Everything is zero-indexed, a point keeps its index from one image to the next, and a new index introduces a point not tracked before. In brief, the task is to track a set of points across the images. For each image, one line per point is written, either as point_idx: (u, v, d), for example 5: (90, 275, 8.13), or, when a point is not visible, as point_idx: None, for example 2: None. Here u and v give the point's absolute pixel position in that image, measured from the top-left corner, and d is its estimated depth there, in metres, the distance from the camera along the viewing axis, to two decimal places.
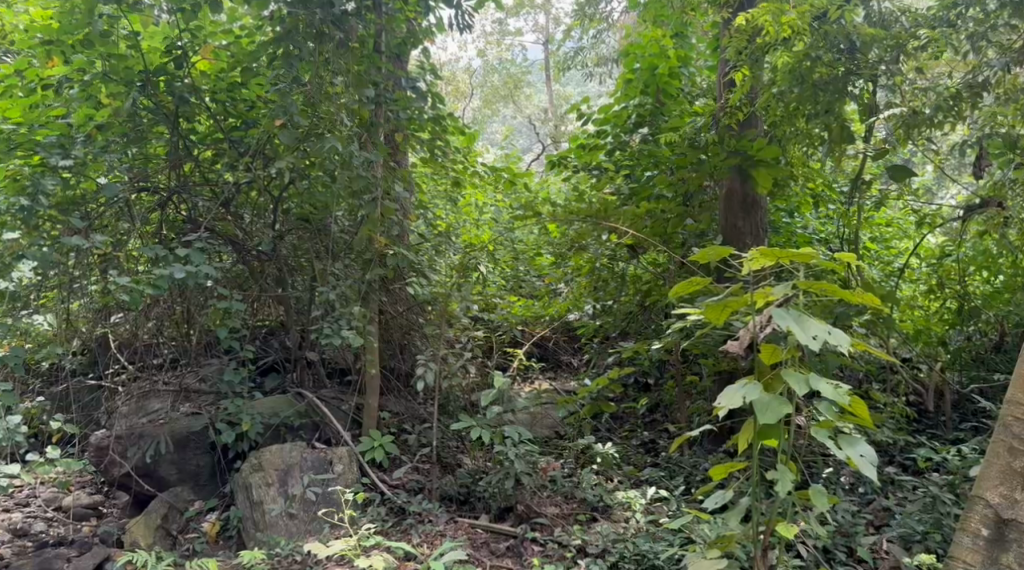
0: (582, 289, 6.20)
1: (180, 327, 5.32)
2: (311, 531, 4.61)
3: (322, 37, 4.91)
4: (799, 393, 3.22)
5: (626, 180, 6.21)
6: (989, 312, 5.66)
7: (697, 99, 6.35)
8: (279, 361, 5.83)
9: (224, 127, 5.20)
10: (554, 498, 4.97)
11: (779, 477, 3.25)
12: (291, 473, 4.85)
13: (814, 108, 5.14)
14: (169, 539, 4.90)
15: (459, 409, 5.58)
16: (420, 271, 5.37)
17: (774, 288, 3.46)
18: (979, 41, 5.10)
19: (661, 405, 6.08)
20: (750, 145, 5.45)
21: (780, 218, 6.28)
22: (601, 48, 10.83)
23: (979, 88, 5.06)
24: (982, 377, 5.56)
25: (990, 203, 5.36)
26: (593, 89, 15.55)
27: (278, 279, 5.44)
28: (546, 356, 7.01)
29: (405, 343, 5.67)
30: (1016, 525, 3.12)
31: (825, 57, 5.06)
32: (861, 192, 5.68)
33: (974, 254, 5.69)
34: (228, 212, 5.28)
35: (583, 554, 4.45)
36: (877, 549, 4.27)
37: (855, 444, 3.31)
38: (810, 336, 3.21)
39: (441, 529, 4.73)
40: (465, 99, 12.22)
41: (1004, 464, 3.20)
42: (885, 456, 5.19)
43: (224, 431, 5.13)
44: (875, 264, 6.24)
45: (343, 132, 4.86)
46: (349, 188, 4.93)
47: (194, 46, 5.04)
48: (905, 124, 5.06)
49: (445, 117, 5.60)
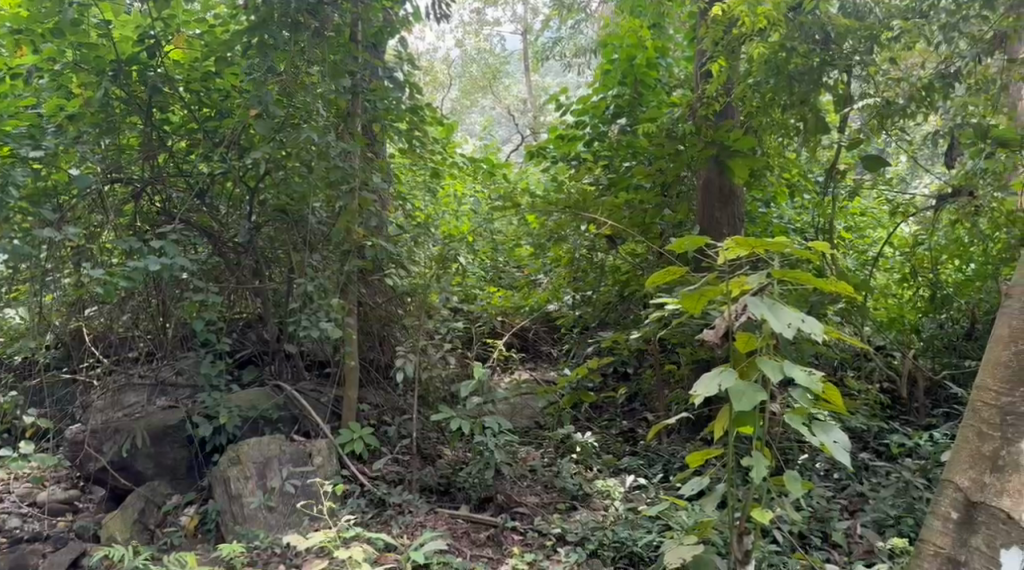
0: (562, 280, 6.22)
1: (156, 321, 5.28)
2: (290, 524, 4.62)
3: (299, 26, 4.91)
4: (773, 380, 3.24)
5: (605, 171, 6.15)
6: (960, 300, 5.71)
7: (675, 89, 6.38)
8: (257, 353, 5.77)
9: (199, 117, 5.16)
10: (534, 487, 5.06)
11: (754, 462, 3.28)
12: (269, 466, 4.81)
13: (789, 98, 5.26)
14: (147, 533, 4.90)
15: (440, 400, 5.54)
16: (400, 263, 5.38)
17: (749, 277, 3.47)
18: (952, 32, 5.12)
19: (640, 394, 6.14)
20: (727, 135, 5.48)
21: (756, 208, 6.30)
22: (579, 37, 10.87)
23: (951, 78, 5.18)
24: (953, 363, 5.64)
25: (961, 192, 5.36)
26: (572, 80, 15.57)
27: (254, 270, 5.39)
28: (526, 346, 7.04)
29: (385, 335, 5.67)
30: (986, 508, 3.14)
31: (801, 48, 5.13)
32: (836, 182, 5.82)
33: (947, 243, 5.68)
34: (203, 205, 5.25)
35: (563, 542, 4.49)
36: (852, 533, 4.33)
37: (829, 430, 3.33)
38: (784, 324, 3.22)
39: (420, 519, 4.76)
40: (443, 89, 12.23)
41: (974, 448, 3.25)
42: (860, 442, 5.25)
43: (202, 425, 5.12)
44: (851, 253, 6.30)
45: (320, 122, 4.87)
46: (326, 179, 4.91)
47: (167, 35, 5.01)
48: (879, 114, 5.21)
49: (424, 107, 5.58)
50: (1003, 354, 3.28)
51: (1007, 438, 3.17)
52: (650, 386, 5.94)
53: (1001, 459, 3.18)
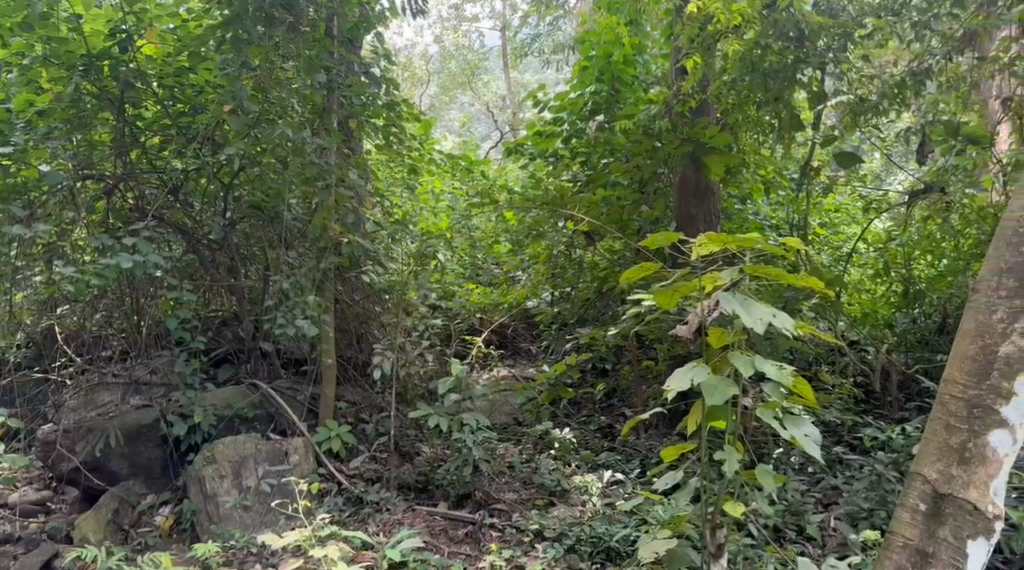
0: (541, 276, 6.24)
1: (129, 319, 5.22)
2: (267, 523, 4.61)
3: (272, 20, 4.87)
4: (745, 374, 3.27)
5: (583, 167, 6.20)
6: (933, 295, 5.64)
7: (652, 86, 6.40)
8: (232, 352, 5.70)
9: (172, 113, 5.11)
10: (512, 484, 5.03)
11: (726, 457, 3.31)
12: (245, 465, 4.79)
13: (764, 95, 5.31)
14: (121, 533, 4.87)
15: (418, 397, 5.55)
16: (377, 260, 5.36)
17: (722, 272, 3.49)
18: (923, 30, 5.21)
19: (618, 390, 6.15)
20: (703, 132, 5.49)
21: (732, 205, 6.32)
22: (558, 34, 10.87)
23: (923, 76, 5.25)
24: (926, 357, 5.62)
25: (932, 188, 5.49)
26: (550, 76, 15.57)
27: (230, 268, 5.37)
28: (505, 342, 7.05)
29: (363, 333, 5.65)
30: (954, 499, 3.20)
31: (775, 45, 5.17)
32: (810, 179, 5.89)
33: (919, 239, 5.73)
34: (177, 201, 5.18)
35: (541, 538, 4.51)
36: (826, 526, 4.38)
37: (800, 424, 3.37)
38: (756, 319, 3.25)
39: (399, 517, 4.76)
40: (423, 85, 12.21)
41: (941, 441, 3.29)
42: (834, 436, 5.31)
43: (177, 424, 5.10)
44: (825, 249, 6.35)
45: (295, 118, 4.85)
46: (302, 175, 4.92)
47: (139, 30, 4.93)
48: (852, 111, 5.24)
49: (400, 103, 5.57)
50: (969, 347, 3.33)
51: (974, 431, 3.23)
52: (629, 381, 5.97)
53: (968, 451, 3.23)
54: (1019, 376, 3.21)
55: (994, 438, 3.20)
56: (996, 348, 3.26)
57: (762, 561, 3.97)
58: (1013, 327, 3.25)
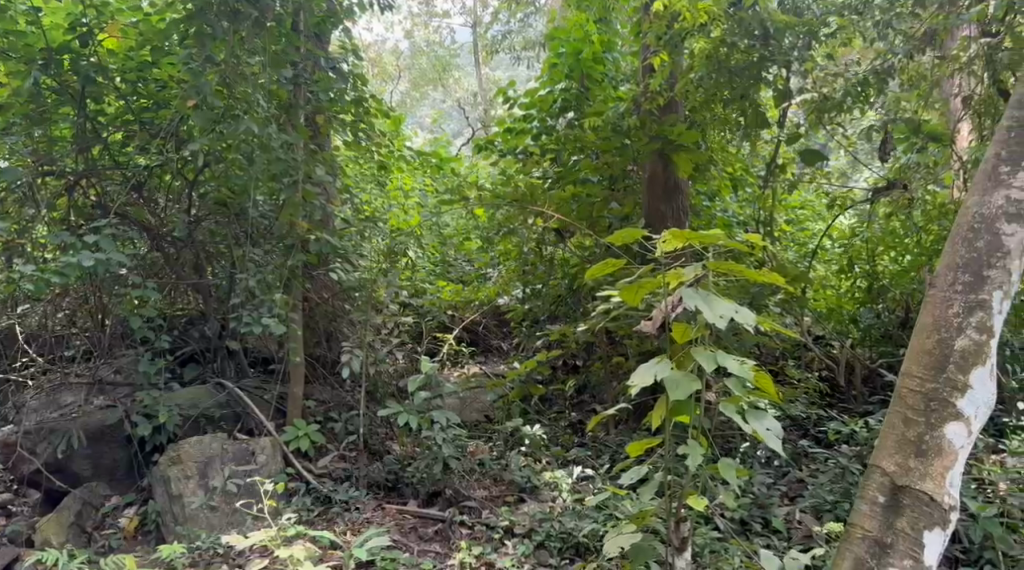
0: (511, 274, 6.26)
1: (94, 317, 5.23)
2: (234, 524, 4.57)
3: (237, 15, 4.73)
4: (708, 369, 3.30)
5: (552, 164, 6.23)
6: (896, 290, 5.71)
7: (621, 84, 6.43)
8: (199, 351, 5.62)
9: (134, 108, 5.06)
10: (482, 481, 5.07)
11: (690, 451, 3.34)
12: (211, 465, 4.74)
13: (731, 92, 5.37)
14: (84, 536, 4.76)
15: (388, 395, 5.53)
16: (345, 256, 5.33)
17: (685, 269, 3.51)
18: (885, 29, 5.26)
19: (589, 386, 6.15)
20: (671, 130, 5.52)
21: (700, 201, 6.26)
22: (529, 30, 10.86)
23: (885, 74, 5.27)
24: (891, 352, 5.75)
25: (894, 185, 5.63)
26: (521, 72, 15.57)
27: (194, 266, 5.33)
28: (476, 339, 7.06)
29: (332, 331, 5.62)
30: (911, 491, 3.26)
31: (742, 44, 5.22)
32: (776, 176, 6.00)
33: (883, 234, 5.77)
34: (140, 197, 5.16)
35: (510, 535, 4.52)
36: (791, 519, 4.43)
37: (762, 418, 3.40)
38: (718, 315, 3.28)
39: (368, 516, 4.76)
40: (393, 80, 12.13)
41: (899, 434, 3.34)
42: (799, 430, 5.38)
43: (141, 424, 5.03)
44: (792, 246, 6.40)
45: (260, 114, 4.73)
46: (268, 171, 4.88)
47: (100, 23, 4.86)
48: (818, 108, 5.31)
49: (368, 99, 5.55)
50: (926, 342, 3.39)
51: (930, 423, 3.29)
52: (599, 376, 5.98)
53: (924, 444, 3.29)
54: (974, 369, 3.31)
55: (950, 430, 3.28)
56: (952, 342, 3.33)
57: (728, 554, 4.00)
58: (968, 322, 3.35)
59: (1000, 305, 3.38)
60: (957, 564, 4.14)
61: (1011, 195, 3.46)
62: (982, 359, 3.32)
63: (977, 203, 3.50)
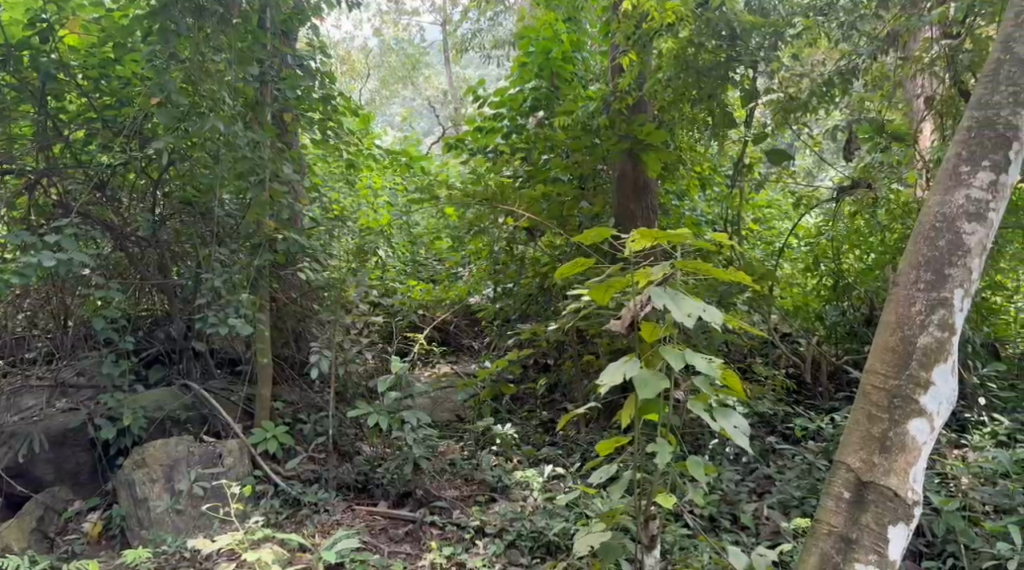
0: (483, 273, 6.27)
1: (57, 320, 5.16)
2: (200, 527, 4.53)
3: (202, 12, 4.70)
4: (676, 368, 3.31)
5: (523, 163, 6.22)
6: (860, 288, 5.78)
7: (591, 83, 6.36)
8: (165, 352, 5.54)
9: (97, 106, 4.98)
10: (453, 481, 5.09)
11: (659, 449, 3.36)
12: (177, 468, 4.67)
13: (699, 92, 5.40)
14: (47, 541, 4.72)
15: (358, 396, 5.47)
16: (314, 256, 5.29)
17: (654, 267, 3.51)
18: (849, 30, 5.29)
19: (560, 385, 6.16)
20: (639, 129, 5.55)
21: (669, 200, 6.25)
22: (499, 29, 10.84)
23: (850, 74, 5.32)
24: (856, 348, 5.83)
25: (859, 184, 5.65)
26: (492, 70, 15.56)
27: (160, 265, 5.25)
28: (447, 339, 7.05)
29: (300, 332, 5.58)
30: (876, 487, 3.29)
31: (709, 44, 5.26)
32: (743, 175, 6.03)
33: (848, 233, 5.84)
34: (104, 196, 5.04)
35: (482, 535, 4.52)
36: (759, 515, 4.46)
37: (729, 415, 3.41)
38: (685, 314, 3.29)
39: (338, 517, 4.74)
40: (363, 77, 12.03)
41: (864, 430, 3.38)
42: (767, 426, 5.40)
43: (105, 427, 4.97)
44: (759, 244, 6.45)
45: (226, 112, 4.68)
46: (234, 170, 4.84)
47: (61, 19, 4.79)
48: (782, 109, 5.42)
49: (337, 97, 5.50)
50: (890, 339, 3.44)
51: (894, 420, 3.33)
52: (569, 375, 5.99)
53: (889, 440, 3.34)
54: (936, 366, 3.36)
55: (913, 426, 3.33)
56: (915, 339, 3.38)
57: (697, 551, 4.03)
58: (931, 320, 3.40)
59: (961, 303, 3.44)
60: (921, 558, 4.20)
61: (971, 194, 3.52)
62: (944, 356, 3.37)
63: (939, 201, 3.56)
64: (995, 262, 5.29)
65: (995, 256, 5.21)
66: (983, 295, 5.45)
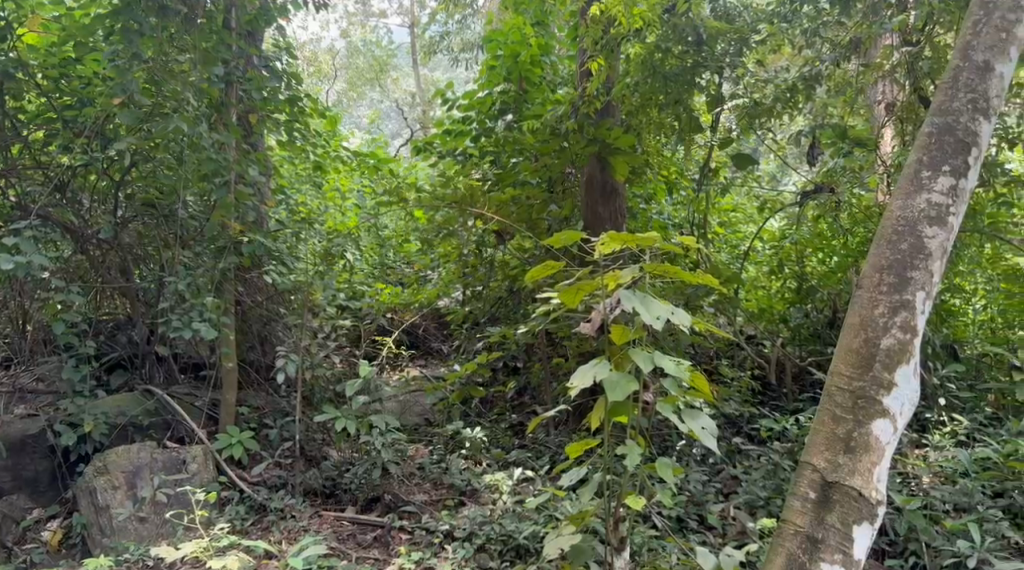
0: (452, 276, 6.25)
1: (16, 323, 5.11)
2: (163, 535, 4.44)
3: (166, 11, 4.66)
4: (645, 369, 3.32)
5: (492, 166, 6.22)
6: (824, 291, 5.87)
7: (559, 87, 6.39)
8: (126, 356, 5.44)
9: (58, 106, 4.88)
10: (422, 485, 5.08)
11: (627, 451, 3.36)
12: (140, 474, 4.61)
13: (665, 97, 5.44)
14: (4, 550, 4.57)
15: (325, 401, 5.37)
16: (279, 259, 5.21)
17: (623, 270, 3.52)
18: (813, 37, 5.36)
19: (529, 387, 6.16)
20: (607, 133, 5.54)
21: (637, 204, 6.32)
22: (467, 32, 10.82)
23: (814, 80, 5.31)
24: (819, 350, 5.87)
25: (822, 188, 5.64)
26: (459, 73, 15.54)
27: (121, 268, 5.16)
28: (416, 342, 7.03)
29: (266, 335, 5.53)
30: (841, 487, 3.32)
31: (676, 49, 5.30)
32: (709, 179, 6.06)
33: (811, 237, 5.92)
34: (65, 197, 4.94)
35: (451, 538, 4.49)
36: (726, 515, 4.49)
37: (697, 417, 3.42)
38: (654, 316, 3.31)
39: (305, 523, 4.67)
40: (329, 79, 11.93)
41: (829, 431, 3.41)
42: (733, 427, 5.46)
43: (66, 434, 4.86)
44: (724, 247, 6.50)
45: (190, 112, 4.64)
46: (198, 171, 4.79)
47: (19, 18, 4.72)
48: (748, 115, 5.42)
49: (303, 98, 5.45)
50: (854, 341, 3.48)
51: (858, 420, 3.37)
52: (538, 378, 5.99)
53: (853, 440, 3.37)
54: (898, 368, 3.41)
55: (877, 427, 3.37)
56: (878, 341, 3.43)
57: (666, 551, 4.04)
58: (893, 322, 3.44)
59: (923, 305, 3.48)
60: (883, 556, 4.25)
61: (932, 199, 3.58)
62: (907, 357, 3.42)
63: (901, 205, 3.61)
64: (954, 265, 5.39)
65: (954, 259, 5.31)
66: (942, 297, 5.54)
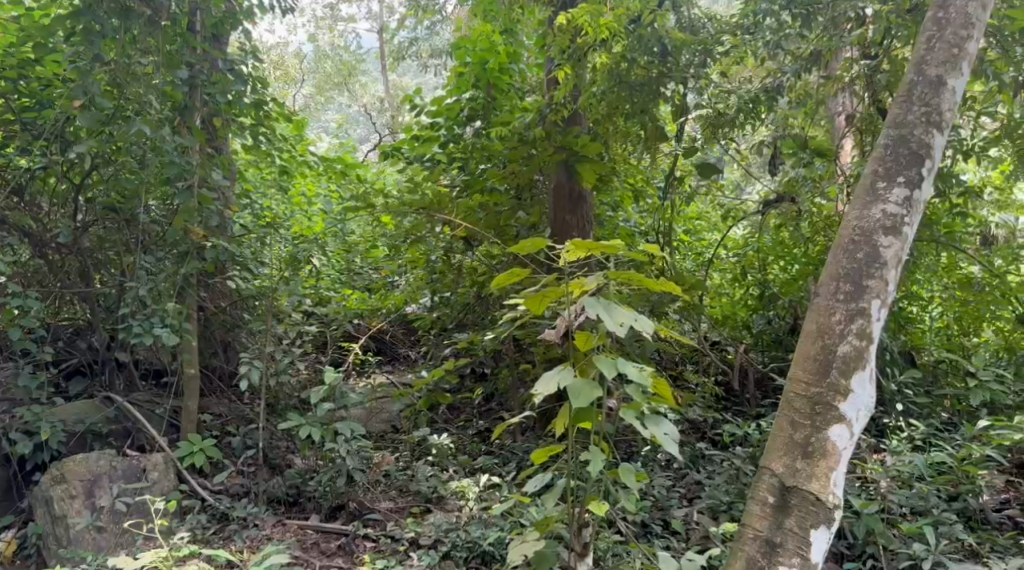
0: (419, 282, 6.23)
1: None
2: (122, 545, 4.40)
3: (128, 14, 4.65)
4: (608, 376, 3.34)
5: (460, 173, 6.20)
6: (784, 298, 5.92)
7: (527, 94, 6.38)
8: (86, 363, 5.35)
9: (15, 107, 4.83)
10: (388, 492, 5.05)
11: (591, 457, 3.36)
12: (99, 483, 4.53)
13: (632, 107, 5.54)
14: None
15: (290, 408, 5.31)
16: (243, 264, 5.14)
17: (587, 278, 3.54)
18: (775, 48, 5.36)
19: (496, 393, 6.16)
20: (575, 141, 5.62)
21: (603, 211, 6.37)
22: (436, 38, 10.80)
23: (775, 92, 5.44)
24: (781, 356, 5.94)
25: (784, 199, 5.85)
26: (430, 78, 15.49)
27: (81, 273, 5.10)
28: (383, 348, 7.00)
29: (229, 342, 5.48)
30: (799, 491, 3.36)
31: (641, 59, 5.36)
32: (674, 188, 6.05)
33: (773, 245, 6.00)
34: (22, 200, 4.91)
35: (416, 546, 4.48)
36: (689, 520, 4.53)
37: (660, 422, 3.45)
38: (618, 323, 3.33)
39: (268, 532, 4.63)
40: (297, 83, 11.85)
41: (788, 436, 3.46)
42: (697, 432, 5.50)
43: (21, 442, 4.76)
44: (689, 254, 6.57)
45: (152, 115, 4.59)
46: (160, 174, 4.73)
47: None
48: (711, 124, 5.50)
49: (268, 103, 5.35)
50: (811, 347, 3.53)
51: (816, 426, 3.42)
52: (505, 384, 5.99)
53: (811, 445, 3.41)
54: (855, 374, 3.46)
55: (834, 432, 3.42)
56: (835, 347, 3.48)
57: (629, 557, 4.06)
58: (850, 329, 3.49)
59: (878, 313, 3.54)
60: (842, 559, 4.30)
61: (887, 209, 3.64)
62: (863, 363, 3.47)
63: (858, 214, 3.67)
64: (911, 274, 5.47)
65: (910, 268, 5.41)
66: (899, 305, 5.62)
